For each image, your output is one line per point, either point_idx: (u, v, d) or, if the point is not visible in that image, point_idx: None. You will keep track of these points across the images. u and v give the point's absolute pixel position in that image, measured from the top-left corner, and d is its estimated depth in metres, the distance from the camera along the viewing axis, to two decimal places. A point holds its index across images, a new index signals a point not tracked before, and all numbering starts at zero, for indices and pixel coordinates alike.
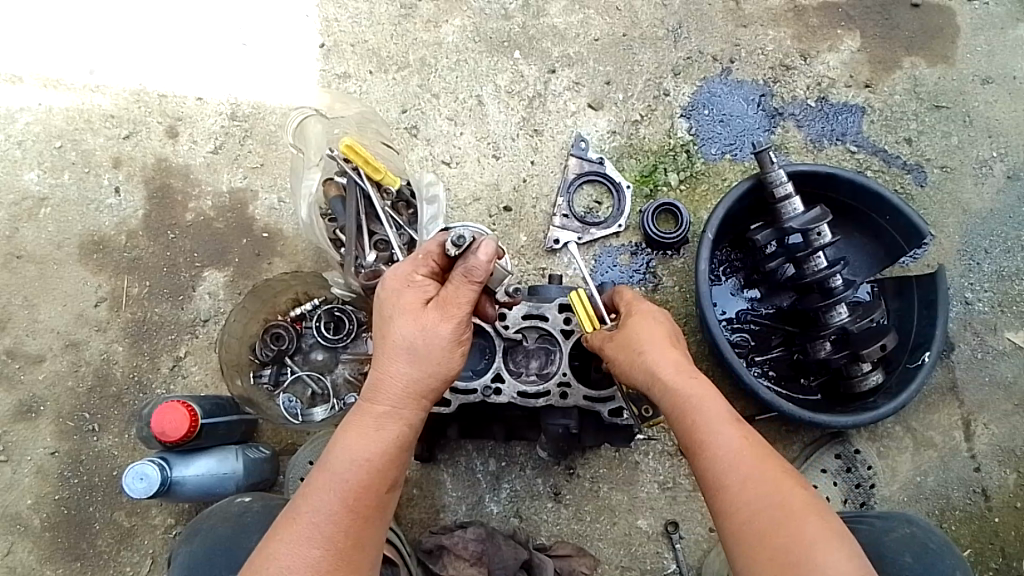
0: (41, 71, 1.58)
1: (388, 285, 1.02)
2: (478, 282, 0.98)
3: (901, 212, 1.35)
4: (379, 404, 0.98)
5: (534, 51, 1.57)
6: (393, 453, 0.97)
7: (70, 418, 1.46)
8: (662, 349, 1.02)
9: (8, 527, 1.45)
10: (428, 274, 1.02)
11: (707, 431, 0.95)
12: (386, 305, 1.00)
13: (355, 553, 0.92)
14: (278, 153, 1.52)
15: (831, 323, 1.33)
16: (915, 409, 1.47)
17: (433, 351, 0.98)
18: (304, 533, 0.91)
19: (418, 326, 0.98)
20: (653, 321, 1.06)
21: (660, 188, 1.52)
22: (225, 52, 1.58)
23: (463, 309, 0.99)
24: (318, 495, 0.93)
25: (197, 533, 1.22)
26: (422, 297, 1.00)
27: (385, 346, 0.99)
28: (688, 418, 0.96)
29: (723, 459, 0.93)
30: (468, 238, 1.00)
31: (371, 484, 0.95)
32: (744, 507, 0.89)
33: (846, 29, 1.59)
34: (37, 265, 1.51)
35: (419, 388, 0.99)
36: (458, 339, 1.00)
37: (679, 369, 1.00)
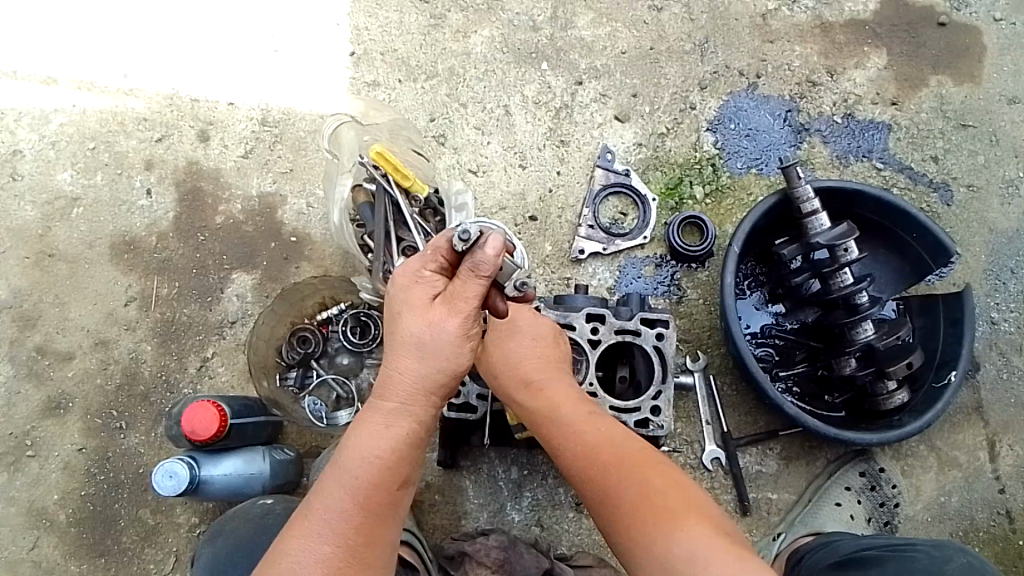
0: (76, 73, 1.60)
1: (397, 282, 1.00)
2: (486, 277, 0.94)
3: (927, 229, 1.36)
4: (389, 401, 0.97)
5: (562, 63, 1.58)
6: (403, 448, 0.96)
7: (97, 415, 1.48)
8: (519, 367, 1.12)
9: (34, 522, 1.46)
10: (438, 269, 0.99)
11: (567, 434, 1.05)
12: (395, 301, 0.98)
13: (368, 550, 0.92)
14: (308, 159, 1.54)
15: (856, 340, 1.34)
16: (939, 428, 1.47)
17: (442, 347, 0.96)
18: (315, 532, 0.91)
19: (426, 322, 0.96)
20: (513, 331, 1.14)
21: (686, 201, 1.53)
22: (257, 58, 1.60)
23: (471, 304, 0.95)
24: (330, 492, 0.93)
25: (221, 533, 1.23)
26: (431, 293, 0.98)
27: (395, 343, 0.97)
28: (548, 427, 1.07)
29: (586, 458, 1.02)
30: (475, 233, 0.96)
31: (383, 481, 0.94)
32: (610, 496, 0.97)
33: (873, 47, 1.60)
34: (68, 264, 1.53)
35: (430, 384, 0.98)
36: (467, 334, 0.97)
37: (532, 387, 1.11)
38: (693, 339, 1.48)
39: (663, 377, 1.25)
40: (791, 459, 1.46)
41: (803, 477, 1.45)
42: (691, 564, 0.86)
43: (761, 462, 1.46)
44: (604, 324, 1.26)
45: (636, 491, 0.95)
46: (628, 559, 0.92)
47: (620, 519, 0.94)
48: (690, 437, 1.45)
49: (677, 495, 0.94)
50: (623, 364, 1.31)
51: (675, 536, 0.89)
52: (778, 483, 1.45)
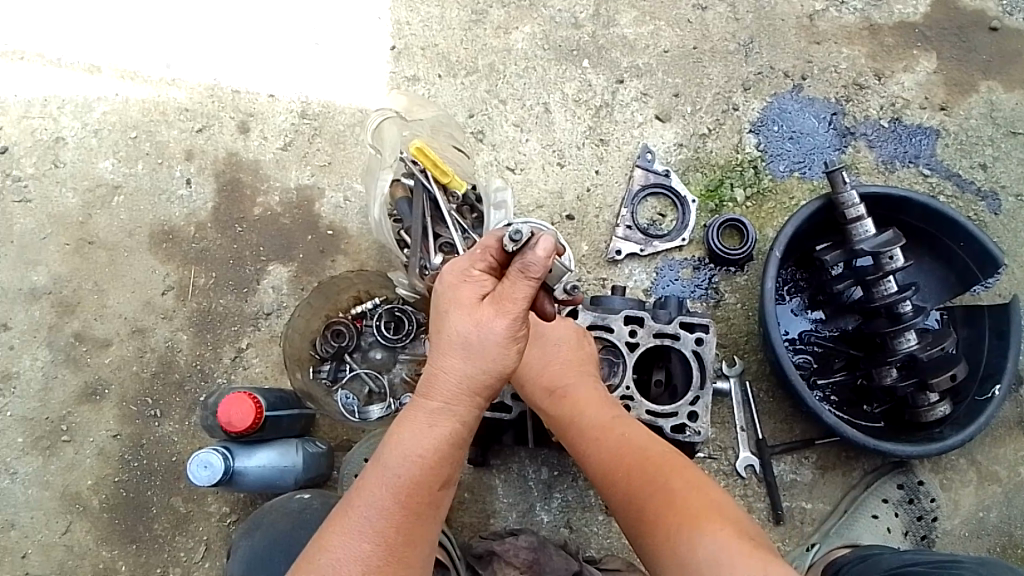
0: (119, 63, 1.61)
1: (445, 280, 0.97)
2: (536, 278, 0.91)
3: (975, 239, 1.33)
4: (432, 401, 0.95)
5: (604, 61, 1.57)
6: (445, 449, 0.95)
7: (133, 403, 1.49)
8: (547, 374, 1.15)
9: (67, 506, 1.48)
10: (486, 269, 0.97)
11: (594, 442, 1.08)
12: (442, 300, 0.96)
13: (407, 549, 0.93)
14: (347, 153, 1.54)
15: (898, 350, 1.31)
16: (980, 442, 1.43)
17: (488, 347, 0.93)
18: (355, 529, 0.92)
19: (473, 321, 0.93)
20: (539, 338, 1.17)
21: (726, 203, 1.51)
22: (299, 51, 1.60)
23: (520, 305, 0.92)
24: (370, 490, 0.93)
25: (259, 526, 1.24)
26: (479, 292, 0.95)
27: (440, 341, 0.94)
28: (577, 435, 1.10)
29: (612, 463, 1.04)
30: (526, 235, 0.95)
31: (424, 481, 0.94)
32: (636, 501, 0.98)
33: (922, 50, 1.56)
34: (108, 252, 1.54)
35: (475, 385, 0.94)
36: (514, 335, 0.93)
37: (560, 393, 1.13)
38: (730, 344, 1.46)
39: (701, 383, 1.23)
40: (827, 468, 1.43)
41: (839, 487, 1.43)
42: (715, 564, 0.86)
43: (796, 471, 1.43)
44: (642, 328, 1.25)
45: (660, 493, 0.96)
46: (654, 562, 0.93)
47: (645, 519, 0.96)
48: (724, 443, 1.43)
49: (701, 496, 0.95)
50: (659, 368, 1.30)
51: (697, 536, 0.90)
52: (813, 493, 1.43)
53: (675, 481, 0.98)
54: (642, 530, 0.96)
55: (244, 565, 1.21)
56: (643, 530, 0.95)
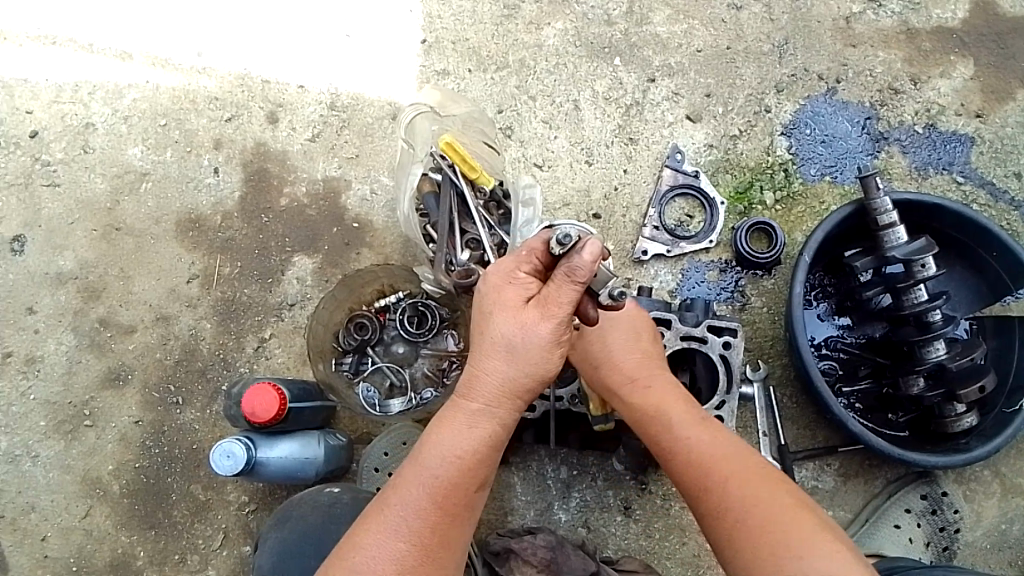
0: (151, 50, 1.62)
1: (491, 280, 0.99)
2: (581, 283, 0.91)
3: (1009, 250, 1.30)
4: (473, 402, 0.97)
5: (635, 59, 1.55)
6: (483, 450, 0.97)
7: (156, 389, 1.50)
8: (620, 361, 1.11)
9: (88, 490, 1.49)
10: (532, 271, 0.98)
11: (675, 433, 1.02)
12: (487, 300, 0.98)
13: (441, 550, 0.94)
14: (374, 145, 1.53)
15: (927, 359, 1.29)
16: (1005, 454, 1.41)
17: (531, 350, 0.95)
18: (390, 527, 0.93)
19: (518, 325, 0.95)
20: (615, 324, 1.13)
21: (755, 206, 1.49)
22: (329, 43, 1.60)
23: (564, 310, 0.93)
24: (408, 489, 0.95)
25: (288, 519, 1.23)
26: (524, 294, 0.96)
27: (484, 342, 0.97)
28: (654, 421, 1.05)
29: (694, 455, 0.99)
30: (574, 237, 0.95)
31: (460, 481, 0.95)
32: (723, 497, 0.93)
33: (960, 55, 1.53)
34: (135, 238, 1.55)
35: (516, 387, 0.97)
36: (558, 340, 0.95)
37: (637, 380, 1.09)
38: (755, 348, 1.44)
39: (728, 388, 1.23)
40: (849, 476, 1.42)
41: (860, 496, 1.41)
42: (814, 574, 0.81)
43: (818, 477, 1.42)
44: (669, 330, 1.24)
45: (749, 494, 0.92)
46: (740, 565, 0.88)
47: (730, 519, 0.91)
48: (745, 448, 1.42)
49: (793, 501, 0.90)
50: (683, 370, 1.29)
51: (798, 546, 0.85)
52: (834, 501, 1.41)
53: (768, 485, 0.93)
54: (728, 529, 0.91)
55: (274, 557, 1.20)
56: (729, 530, 0.90)
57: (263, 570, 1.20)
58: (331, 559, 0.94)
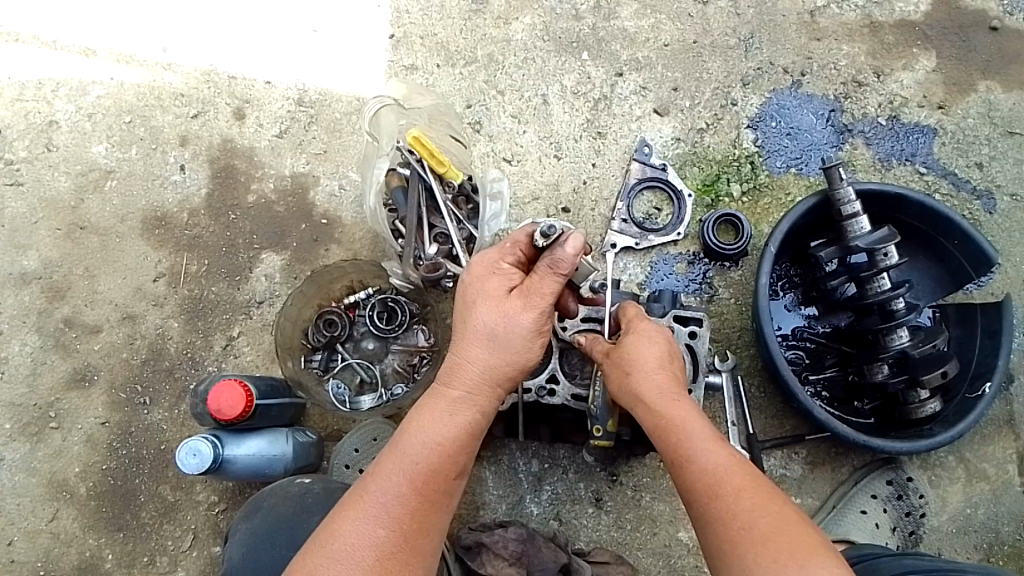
0: (115, 46, 1.60)
1: (474, 271, 1.04)
2: (564, 275, 1.00)
3: (970, 238, 1.33)
4: (455, 389, 1.00)
5: (603, 53, 1.56)
6: (464, 438, 0.98)
7: (122, 389, 1.48)
8: (651, 370, 1.01)
9: (54, 493, 1.47)
10: (515, 263, 1.05)
11: (692, 447, 0.93)
12: (471, 290, 1.03)
13: (418, 537, 0.93)
14: (342, 140, 1.52)
15: (890, 347, 1.31)
16: (969, 440, 1.43)
17: (514, 337, 1.00)
18: (370, 513, 0.93)
19: (500, 312, 1.00)
20: (648, 338, 1.05)
21: (722, 198, 1.50)
22: (297, 38, 1.59)
23: (546, 300, 1.00)
24: (387, 476, 0.95)
25: (259, 510, 1.22)
26: (506, 285, 1.02)
27: (466, 330, 1.01)
28: (674, 432, 0.95)
29: (709, 472, 0.91)
30: (558, 231, 1.03)
31: (441, 468, 0.96)
32: (734, 521, 0.86)
33: (922, 48, 1.55)
34: (99, 237, 1.53)
35: (497, 374, 1.00)
36: (539, 330, 1.01)
37: (663, 390, 0.99)
38: (723, 339, 1.45)
39: (694, 378, 1.24)
40: (817, 464, 1.43)
41: (828, 484, 1.43)
42: None
43: (786, 466, 1.43)
44: None
45: (759, 515, 0.86)
46: None
47: (738, 536, 0.85)
48: None
49: (803, 528, 0.85)
50: None
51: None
52: (802, 489, 1.43)
53: (780, 512, 0.87)
54: (735, 554, 0.85)
55: (244, 547, 1.19)
56: (741, 554, 0.84)
57: (233, 560, 1.19)
58: (308, 545, 0.94)
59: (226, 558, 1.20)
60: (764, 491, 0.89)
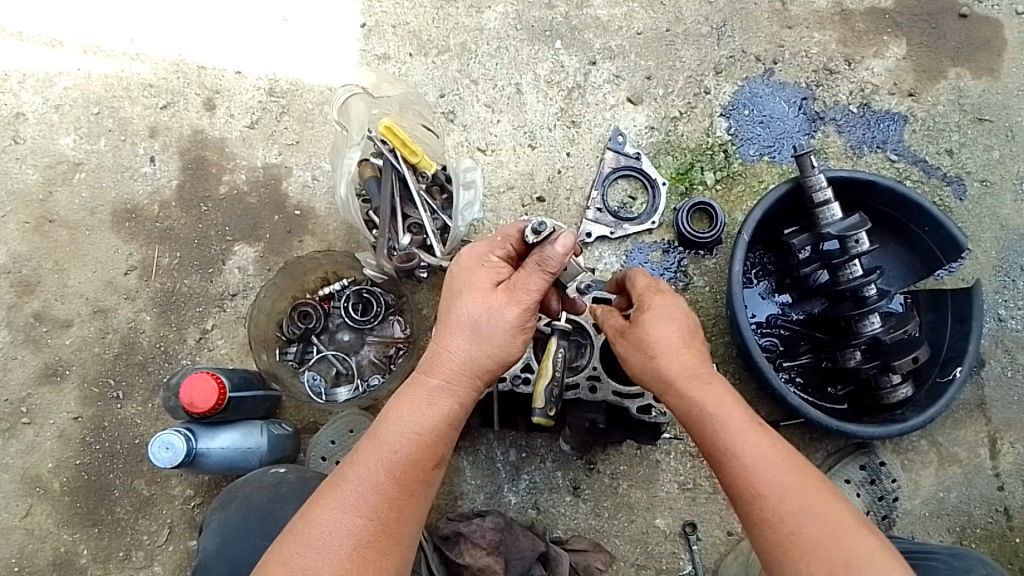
0: (81, 36, 1.57)
1: (463, 262, 1.03)
2: (551, 273, 0.97)
3: (940, 224, 1.34)
4: (434, 377, 0.99)
5: (576, 42, 1.56)
6: (442, 427, 0.98)
7: (94, 384, 1.47)
8: (679, 355, 0.99)
9: (27, 489, 1.45)
10: (505, 257, 1.04)
11: (731, 440, 0.91)
12: (458, 281, 1.02)
13: (396, 526, 0.94)
14: (315, 130, 1.51)
15: (862, 333, 1.32)
16: (941, 424, 1.45)
17: (495, 331, 0.99)
18: (348, 502, 0.93)
19: (485, 306, 0.99)
20: (667, 317, 1.02)
21: (696, 186, 1.50)
22: (267, 27, 1.57)
23: (531, 296, 0.98)
24: (365, 465, 0.95)
25: (234, 499, 1.21)
26: (494, 278, 1.01)
27: (449, 321, 1.00)
28: (706, 422, 0.94)
29: (752, 467, 0.89)
30: (548, 228, 1.01)
31: (419, 457, 0.96)
32: (781, 520, 0.86)
33: (893, 36, 1.56)
34: (68, 230, 1.51)
35: (476, 367, 1.00)
36: (522, 326, 0.99)
37: (694, 376, 0.97)
38: None
39: None
40: None
41: None
42: None
43: None
44: None
45: (808, 512, 0.86)
46: None
47: (786, 536, 0.85)
48: None
49: (854, 524, 0.85)
50: None
51: None
52: None
53: (829, 507, 0.87)
54: (785, 555, 0.85)
55: (219, 537, 1.18)
56: (792, 556, 0.84)
57: (207, 551, 1.18)
58: (285, 532, 0.94)
59: (199, 550, 1.19)
60: (804, 479, 0.88)
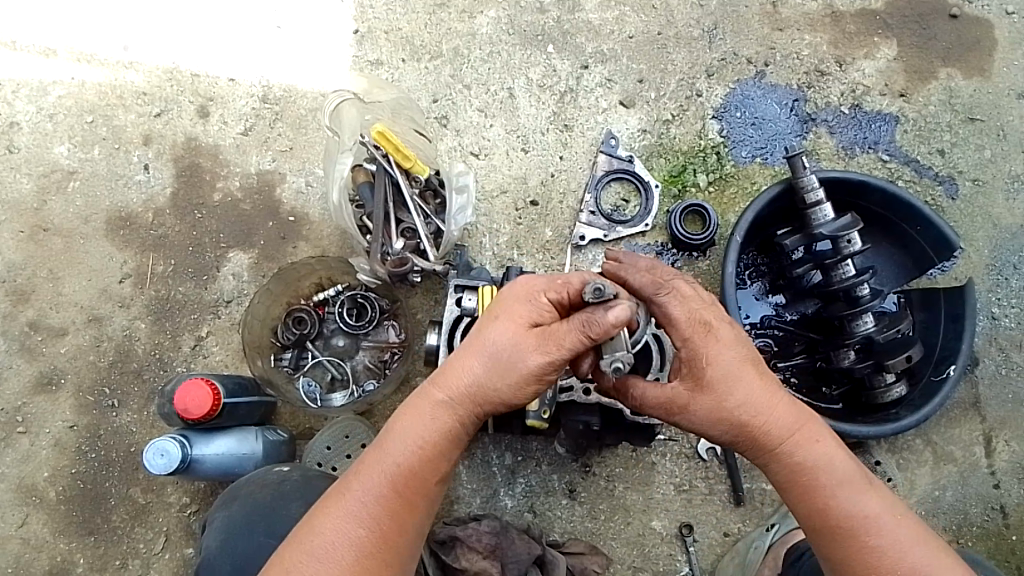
0: (75, 45, 1.58)
1: (513, 289, 0.96)
2: (591, 340, 0.87)
3: (932, 224, 1.35)
4: (439, 393, 0.96)
5: (568, 47, 1.56)
6: (443, 443, 0.97)
7: (89, 392, 1.47)
8: (764, 415, 0.97)
9: (22, 498, 1.45)
10: (555, 300, 0.93)
11: (842, 514, 0.96)
12: (498, 306, 0.95)
13: (394, 538, 0.94)
14: (308, 137, 1.52)
15: (856, 332, 1.32)
16: (936, 423, 1.45)
17: (512, 370, 0.92)
18: (350, 512, 0.94)
19: (511, 344, 0.92)
20: (732, 371, 0.96)
21: (689, 189, 1.51)
22: (260, 34, 1.57)
23: (561, 352, 0.89)
24: (369, 475, 0.96)
25: (237, 497, 1.21)
26: (533, 318, 0.93)
27: (472, 341, 0.95)
28: (820, 497, 0.97)
29: (867, 539, 0.95)
30: (608, 292, 0.89)
31: (420, 471, 0.96)
32: None
33: (883, 37, 1.57)
34: (63, 239, 1.51)
35: (481, 395, 0.94)
36: (542, 375, 0.92)
37: (788, 440, 0.98)
38: None
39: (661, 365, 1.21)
40: None
41: None
42: None
43: None
44: None
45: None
46: None
47: None
48: None
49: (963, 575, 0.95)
50: None
51: None
52: None
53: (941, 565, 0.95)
54: None
55: (222, 534, 1.18)
56: None
57: (210, 548, 1.17)
58: (290, 536, 0.97)
59: (202, 548, 1.19)
60: (920, 527, 0.97)
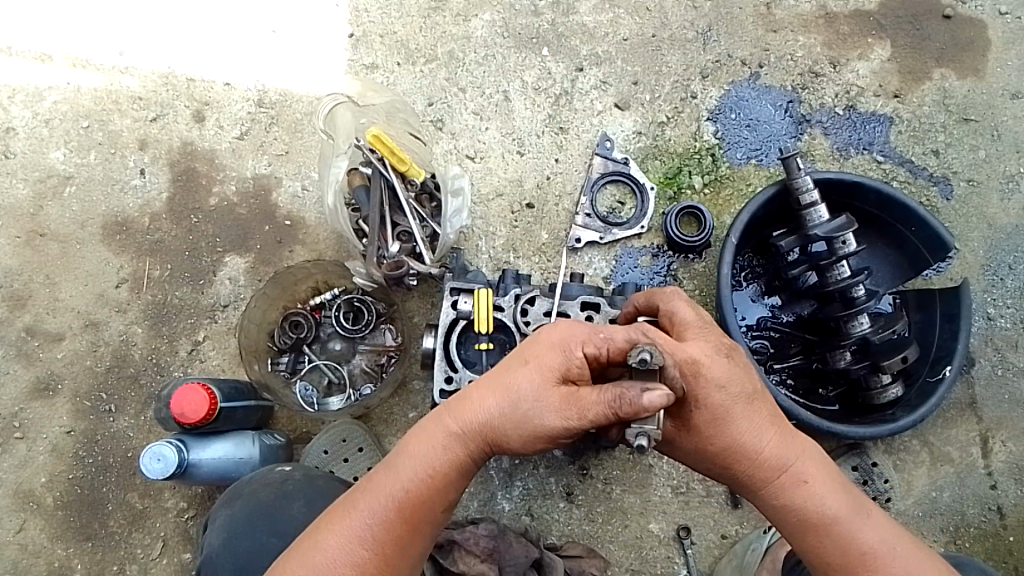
0: (70, 50, 1.58)
1: (552, 334, 0.93)
2: (614, 415, 0.83)
3: (927, 224, 1.35)
4: (453, 423, 0.96)
5: (562, 49, 1.57)
6: (452, 474, 0.96)
7: (86, 398, 1.47)
8: (755, 450, 0.96)
9: (20, 504, 1.45)
10: (592, 355, 0.90)
11: (837, 546, 0.95)
12: (531, 350, 0.93)
13: (394, 563, 0.94)
14: (304, 140, 1.52)
15: (851, 333, 1.33)
16: (932, 424, 1.45)
17: (529, 419, 0.90)
18: (354, 533, 0.94)
19: (535, 395, 0.90)
20: (724, 407, 0.94)
21: (684, 191, 1.51)
22: (255, 39, 1.58)
23: (582, 417, 0.86)
24: (375, 496, 0.96)
25: (240, 496, 1.21)
26: (564, 371, 0.90)
27: (498, 380, 0.94)
28: (812, 532, 0.96)
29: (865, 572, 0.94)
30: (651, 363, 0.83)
31: (426, 498, 0.95)
32: None
33: (877, 38, 1.58)
34: (59, 244, 1.52)
35: (494, 434, 0.94)
36: (559, 433, 0.89)
37: (780, 475, 0.96)
38: None
39: None
40: None
41: None
42: None
43: None
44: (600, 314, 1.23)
45: None
46: None
47: None
48: None
49: None
50: None
51: None
52: None
53: None
54: None
55: (224, 532, 1.18)
56: None
57: (213, 547, 1.18)
58: (294, 544, 0.98)
59: (204, 546, 1.20)
60: (918, 558, 0.95)
